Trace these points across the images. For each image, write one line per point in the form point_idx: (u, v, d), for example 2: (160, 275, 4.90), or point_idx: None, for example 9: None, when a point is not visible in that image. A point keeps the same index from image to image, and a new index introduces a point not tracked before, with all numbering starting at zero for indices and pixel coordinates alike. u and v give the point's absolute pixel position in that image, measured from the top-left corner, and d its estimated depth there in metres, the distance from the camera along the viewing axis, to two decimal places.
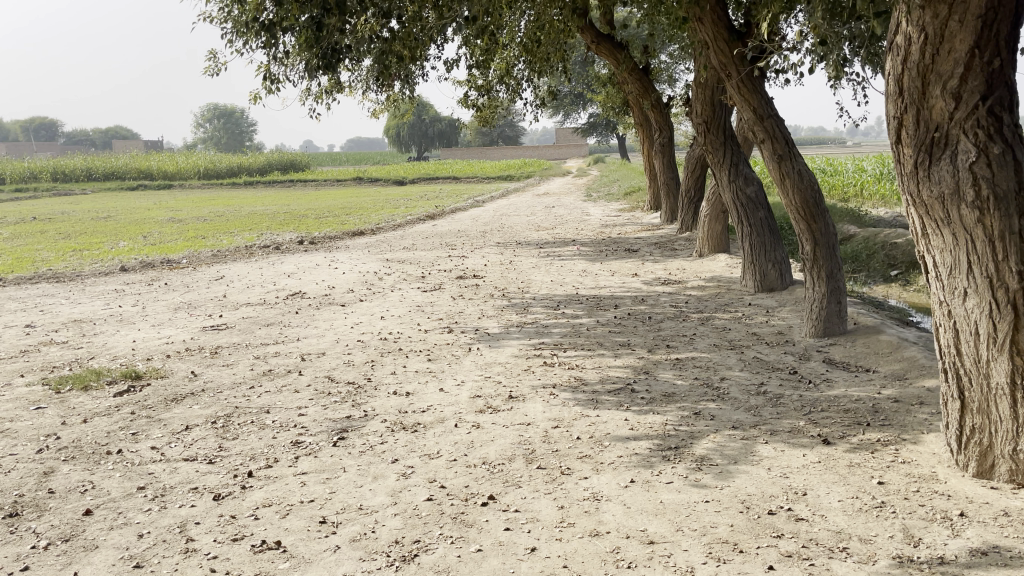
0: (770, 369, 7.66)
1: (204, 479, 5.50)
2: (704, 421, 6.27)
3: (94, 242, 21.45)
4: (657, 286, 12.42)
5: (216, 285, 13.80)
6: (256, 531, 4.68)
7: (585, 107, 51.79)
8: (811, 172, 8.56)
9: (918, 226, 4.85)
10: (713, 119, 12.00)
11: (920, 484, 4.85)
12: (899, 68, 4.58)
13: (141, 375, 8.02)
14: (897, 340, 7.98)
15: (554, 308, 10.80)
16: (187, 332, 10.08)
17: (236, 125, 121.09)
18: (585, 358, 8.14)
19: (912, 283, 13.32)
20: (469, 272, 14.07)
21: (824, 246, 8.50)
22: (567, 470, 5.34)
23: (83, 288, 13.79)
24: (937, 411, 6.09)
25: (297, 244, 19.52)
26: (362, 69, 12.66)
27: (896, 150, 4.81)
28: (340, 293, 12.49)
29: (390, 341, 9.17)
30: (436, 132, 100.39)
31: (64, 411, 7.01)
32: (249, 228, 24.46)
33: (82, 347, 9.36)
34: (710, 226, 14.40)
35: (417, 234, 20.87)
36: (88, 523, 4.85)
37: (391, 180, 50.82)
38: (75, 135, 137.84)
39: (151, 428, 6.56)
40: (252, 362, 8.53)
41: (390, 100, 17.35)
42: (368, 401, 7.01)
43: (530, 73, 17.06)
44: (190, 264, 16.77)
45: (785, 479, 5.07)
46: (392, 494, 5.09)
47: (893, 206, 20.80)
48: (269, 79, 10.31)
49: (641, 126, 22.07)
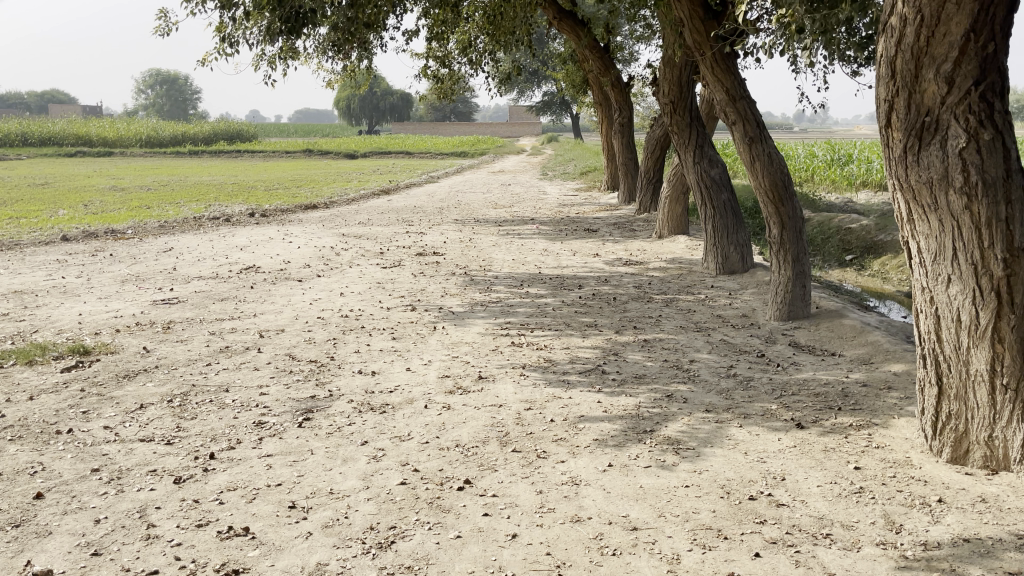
0: (737, 352, 7.65)
1: (162, 461, 5.24)
2: (677, 403, 6.21)
3: (31, 210, 20.57)
4: (619, 267, 12.36)
5: (164, 256, 13.30)
6: (222, 516, 4.47)
7: (541, 83, 51.46)
8: (781, 155, 8.55)
9: (903, 212, 4.84)
10: (679, 100, 11.88)
11: (896, 470, 4.86)
12: (892, 49, 4.53)
13: (90, 351, 7.64)
14: (860, 325, 8.05)
15: (517, 287, 10.67)
16: (137, 306, 9.68)
17: (180, 93, 117.40)
18: (552, 339, 8.04)
19: (867, 268, 13.53)
20: (428, 249, 13.84)
21: (791, 230, 8.51)
22: (543, 453, 5.22)
23: (22, 258, 13.16)
24: (906, 396, 6.15)
25: (248, 217, 18.98)
26: (320, 36, 12.28)
27: (884, 133, 4.79)
28: (296, 267, 12.15)
29: (351, 318, 8.93)
30: (387, 106, 99.09)
31: (7, 387, 6.64)
32: (197, 199, 23.72)
33: (24, 320, 8.91)
34: (670, 207, 14.40)
35: (372, 209, 20.48)
36: (39, 507, 4.57)
37: (343, 153, 49.93)
38: (8, 98, 131.95)
39: (102, 406, 6.25)
40: (208, 339, 8.20)
41: (346, 70, 16.92)
42: (332, 380, 6.81)
43: (491, 47, 16.81)
44: (136, 234, 16.18)
45: (763, 463, 5.03)
46: (364, 478, 4.91)
47: (844, 191, 21.16)
48: (223, 40, 9.89)
49: (600, 105, 21.97)
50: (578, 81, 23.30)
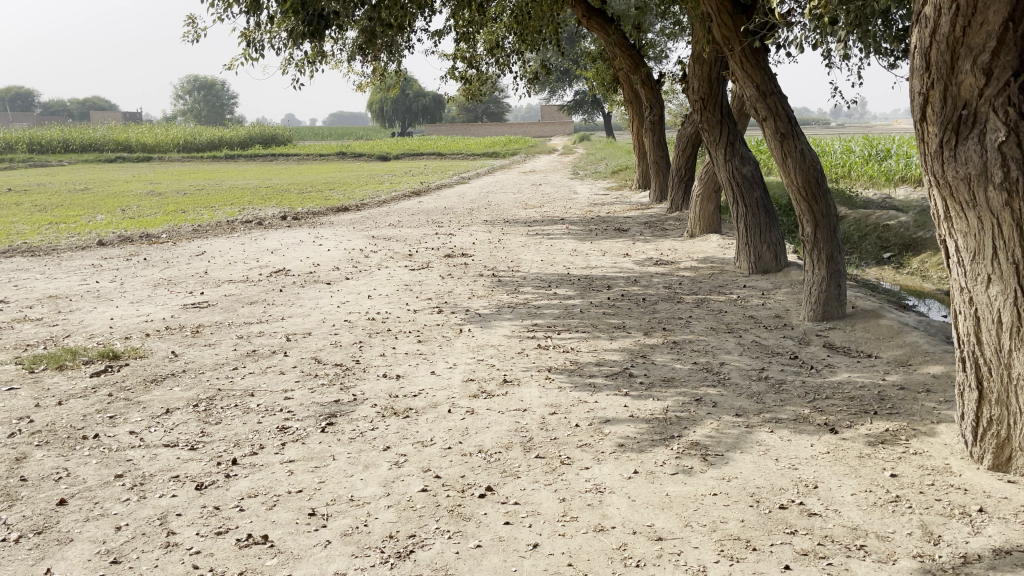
0: (770, 354, 7.46)
1: (186, 466, 5.24)
2: (705, 407, 6.06)
3: (70, 216, 20.93)
4: (649, 267, 12.20)
5: (196, 260, 13.43)
6: (242, 524, 4.43)
7: (573, 83, 51.21)
8: (813, 152, 8.34)
9: (940, 209, 4.66)
10: (709, 97, 11.69)
11: (934, 477, 4.69)
12: (926, 40, 4.35)
13: (119, 355, 7.70)
14: (897, 325, 7.81)
15: (545, 288, 10.56)
16: (167, 310, 9.76)
17: (217, 98, 118.99)
18: (579, 341, 7.92)
19: (905, 266, 13.19)
20: (457, 251, 13.80)
21: (824, 228, 8.29)
22: (567, 459, 5.12)
23: (59, 263, 13.35)
24: (945, 400, 5.93)
25: (280, 220, 19.11)
26: (346, 39, 12.32)
27: (919, 127, 4.61)
28: (325, 270, 12.18)
29: (377, 321, 8.89)
30: (420, 107, 99.49)
31: (37, 393, 6.70)
32: (231, 203, 23.96)
33: (58, 325, 9.03)
34: (702, 205, 14.19)
35: (402, 211, 20.51)
36: (62, 513, 4.58)
37: (375, 156, 50.13)
38: (51, 106, 134.92)
39: (130, 411, 6.27)
40: (235, 342, 8.22)
41: (374, 73, 16.99)
42: (357, 384, 6.77)
43: (520, 46, 16.72)
44: (170, 238, 16.36)
45: (795, 470, 4.87)
46: (384, 485, 4.85)
47: (883, 187, 20.69)
48: (247, 43, 9.90)
49: (630, 103, 21.75)
50: (607, 80, 23.08)
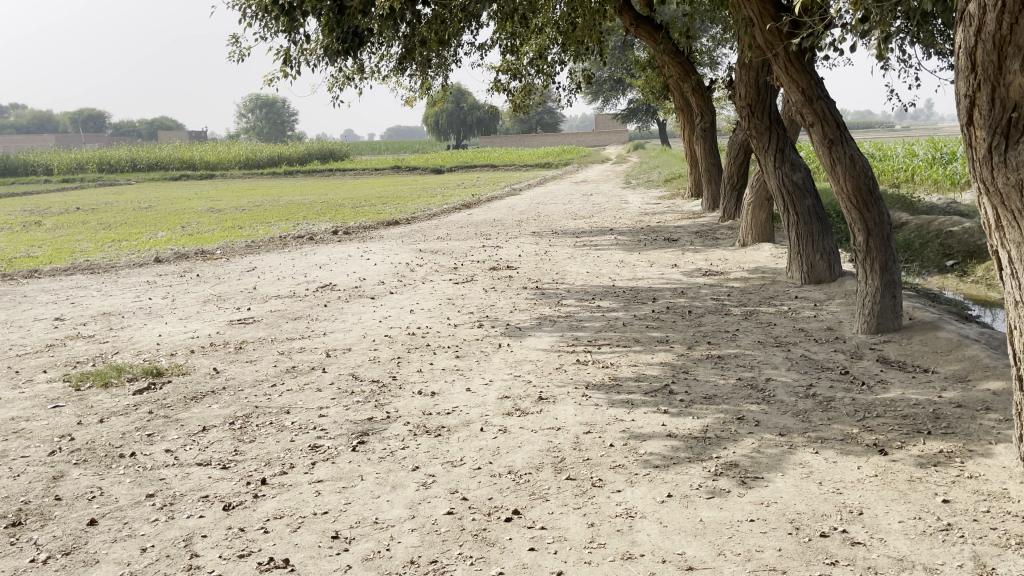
0: (819, 369, 7.16)
1: (215, 486, 5.23)
2: (747, 426, 5.81)
3: (133, 233, 21.59)
4: (697, 277, 11.92)
5: (247, 276, 13.62)
6: (265, 546, 4.38)
7: (626, 92, 50.89)
8: (864, 158, 8.03)
9: (991, 218, 4.36)
10: (756, 103, 11.41)
11: (989, 504, 4.40)
12: (972, 39, 4.11)
13: (163, 372, 7.80)
14: (957, 338, 7.43)
15: (588, 301, 10.39)
16: (214, 326, 9.89)
17: (278, 115, 121.83)
18: (619, 356, 7.73)
19: (970, 274, 12.61)
20: (502, 263, 13.71)
21: (877, 236, 7.94)
22: (598, 482, 4.95)
23: (116, 280, 13.71)
24: (1006, 419, 5.59)
25: (331, 234, 19.32)
26: (388, 55, 12.47)
27: (967, 131, 4.35)
28: (371, 284, 12.22)
29: (417, 336, 8.84)
30: (474, 120, 100.03)
31: (81, 410, 6.81)
32: (286, 218, 24.33)
33: (108, 342, 9.21)
34: (754, 214, 13.83)
35: (452, 224, 20.55)
36: (91, 534, 4.60)
37: (430, 168, 50.54)
38: (121, 127, 139.78)
39: (167, 429, 6.32)
40: (276, 358, 8.26)
41: (420, 88, 17.20)
42: (392, 402, 6.70)
43: (565, 56, 16.62)
44: (224, 254, 16.67)
45: (839, 495, 4.62)
46: (410, 507, 4.75)
47: (947, 191, 19.95)
48: (285, 60, 10.01)
49: (681, 110, 21.42)
50: (657, 87, 22.82)
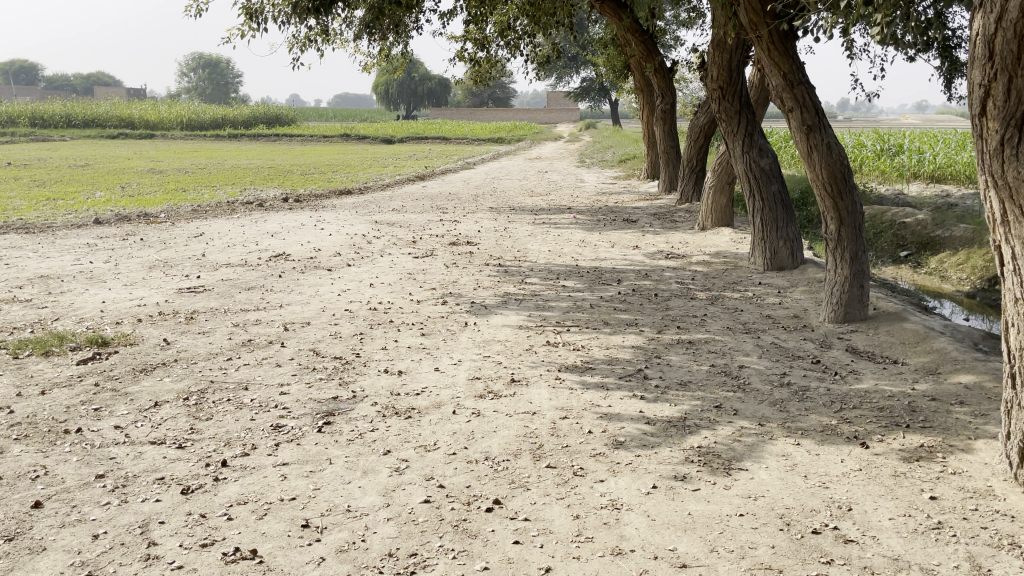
0: (790, 358, 7.10)
1: (172, 467, 4.89)
2: (727, 415, 5.69)
3: (69, 192, 20.54)
4: (660, 260, 11.82)
5: (194, 242, 13.05)
6: (229, 535, 4.09)
7: (581, 69, 50.69)
8: (841, 146, 7.96)
9: (997, 213, 4.32)
10: (728, 85, 11.25)
11: (977, 502, 4.36)
12: (991, 27, 4.04)
13: (109, 342, 7.35)
14: (924, 330, 7.46)
15: (553, 280, 10.21)
16: (161, 294, 9.39)
17: (224, 76, 118.16)
18: (589, 338, 7.56)
19: (923, 266, 12.84)
20: (462, 239, 13.41)
21: (849, 226, 7.90)
22: (580, 471, 4.77)
23: (52, 241, 12.95)
24: (981, 414, 5.60)
25: (282, 202, 18.71)
26: (352, 18, 12.07)
27: (977, 123, 4.30)
28: (326, 256, 11.81)
29: (379, 312, 8.53)
30: (426, 90, 98.52)
31: (20, 380, 6.36)
32: (232, 183, 23.53)
33: (46, 307, 8.66)
34: (714, 198, 13.77)
35: (406, 196, 20.10)
36: (36, 518, 4.24)
37: (380, 138, 49.51)
38: (54, 79, 133.84)
39: (116, 403, 5.93)
40: (230, 331, 7.85)
41: (380, 54, 16.73)
42: (357, 380, 6.42)
43: (531, 28, 16.28)
44: (168, 218, 15.96)
45: (826, 489, 4.53)
46: (384, 495, 4.50)
47: (895, 183, 20.33)
48: (248, 15, 9.51)
49: (641, 90, 21.30)
50: (618, 67, 22.66)
